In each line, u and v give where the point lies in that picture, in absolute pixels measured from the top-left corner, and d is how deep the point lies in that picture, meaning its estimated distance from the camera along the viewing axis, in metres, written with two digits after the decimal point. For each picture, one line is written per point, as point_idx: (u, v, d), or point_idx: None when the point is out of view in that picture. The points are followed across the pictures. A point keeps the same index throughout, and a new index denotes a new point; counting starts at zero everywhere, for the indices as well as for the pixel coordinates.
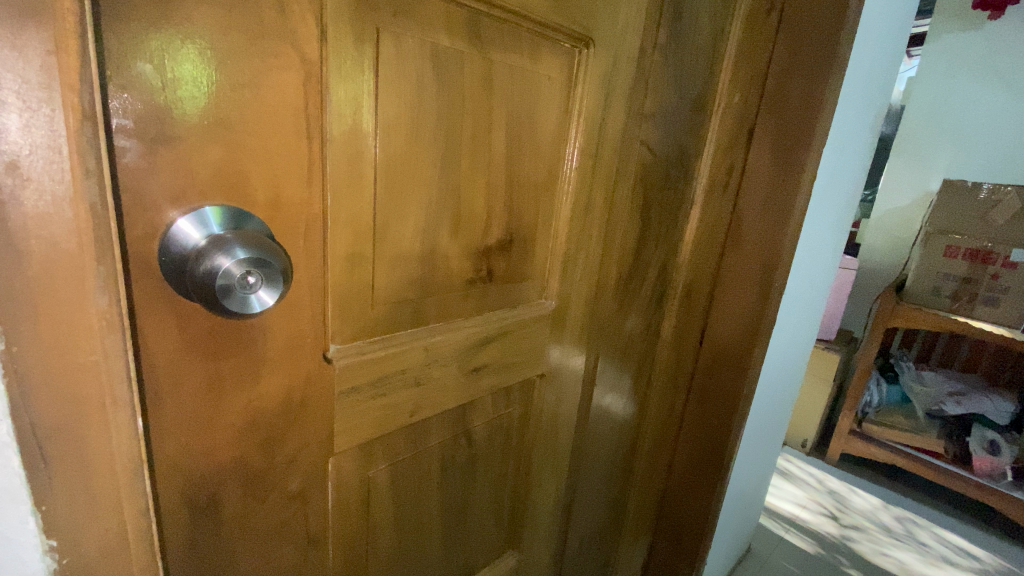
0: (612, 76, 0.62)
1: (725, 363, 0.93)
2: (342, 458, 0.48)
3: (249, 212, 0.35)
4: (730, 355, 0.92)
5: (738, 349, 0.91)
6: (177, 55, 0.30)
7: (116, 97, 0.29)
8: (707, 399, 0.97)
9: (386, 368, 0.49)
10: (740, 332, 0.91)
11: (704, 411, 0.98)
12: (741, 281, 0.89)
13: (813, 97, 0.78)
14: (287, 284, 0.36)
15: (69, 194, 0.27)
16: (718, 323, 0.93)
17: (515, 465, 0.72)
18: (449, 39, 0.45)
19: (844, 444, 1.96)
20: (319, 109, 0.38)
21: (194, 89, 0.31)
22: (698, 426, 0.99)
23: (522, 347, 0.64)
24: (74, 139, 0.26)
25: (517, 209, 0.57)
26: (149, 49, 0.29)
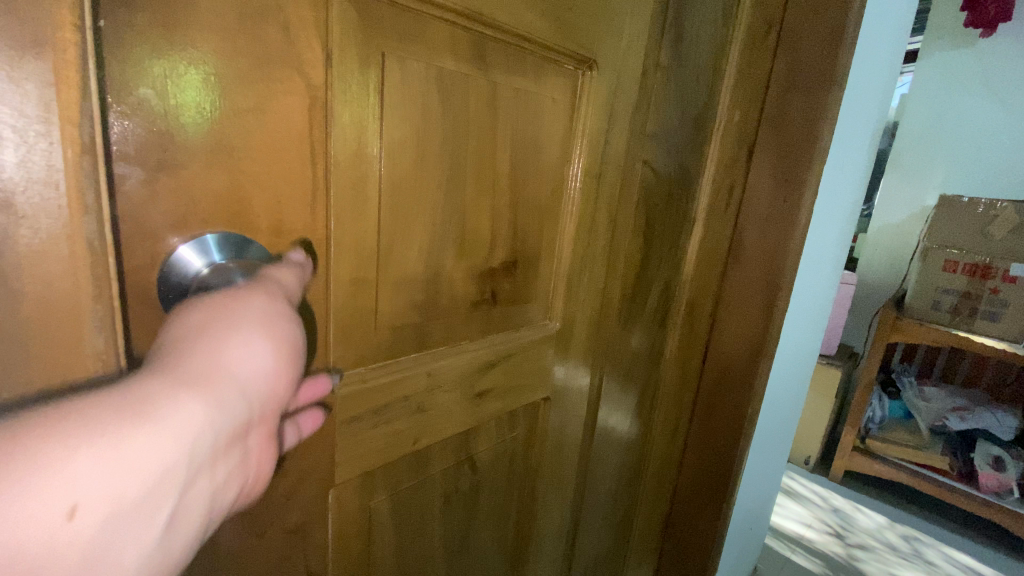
0: (616, 96, 0.61)
1: (731, 381, 0.92)
2: (343, 489, 0.47)
3: (251, 238, 0.35)
4: (736, 373, 0.92)
5: (744, 367, 0.90)
6: (184, 81, 0.30)
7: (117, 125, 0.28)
8: (712, 418, 0.96)
9: (389, 395, 0.47)
10: (746, 350, 0.90)
11: (711, 430, 0.96)
12: (745, 300, 0.89)
13: (812, 115, 0.78)
14: None
15: (67, 231, 0.26)
16: (722, 341, 0.92)
17: (520, 492, 0.70)
18: (455, 63, 0.44)
19: (848, 461, 1.93)
20: (323, 133, 0.37)
21: (198, 116, 0.31)
22: (703, 446, 0.98)
23: (527, 368, 0.63)
24: (72, 174, 0.25)
25: (522, 231, 0.56)
26: (154, 78, 0.29)
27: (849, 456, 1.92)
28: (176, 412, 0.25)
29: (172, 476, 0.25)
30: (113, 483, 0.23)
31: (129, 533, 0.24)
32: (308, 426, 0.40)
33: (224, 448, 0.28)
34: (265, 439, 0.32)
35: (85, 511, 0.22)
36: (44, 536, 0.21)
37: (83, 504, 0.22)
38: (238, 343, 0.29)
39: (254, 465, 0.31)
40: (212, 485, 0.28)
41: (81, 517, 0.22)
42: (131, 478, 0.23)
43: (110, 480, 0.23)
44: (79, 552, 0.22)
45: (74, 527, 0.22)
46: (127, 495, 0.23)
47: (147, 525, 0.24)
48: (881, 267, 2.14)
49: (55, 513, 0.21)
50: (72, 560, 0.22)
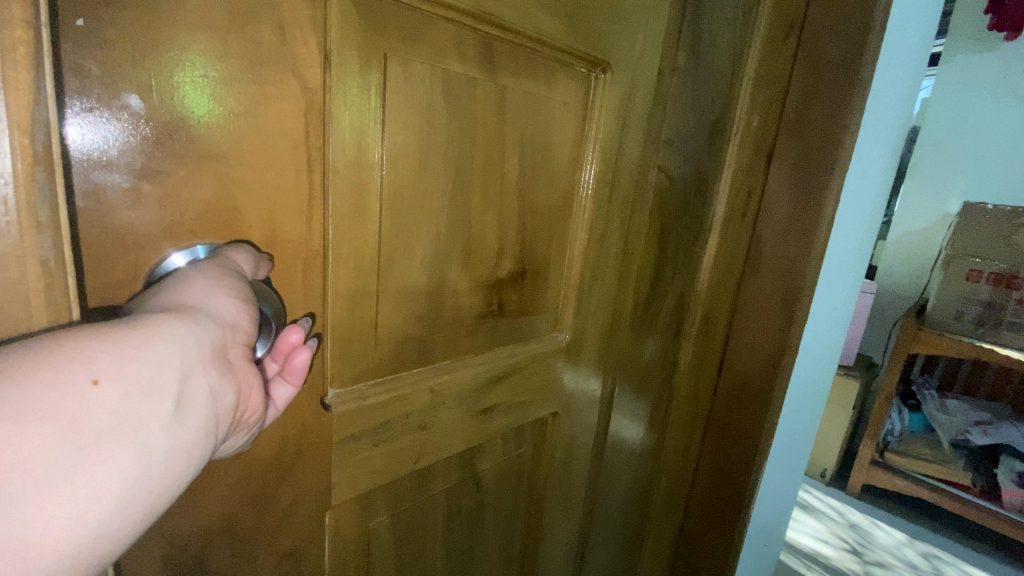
0: (631, 99, 0.59)
1: (747, 395, 0.89)
2: (340, 510, 0.45)
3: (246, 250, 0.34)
4: (752, 387, 0.89)
5: (760, 381, 0.88)
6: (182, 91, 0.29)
7: (97, 131, 0.27)
8: (727, 433, 0.93)
9: (389, 413, 0.45)
10: (763, 362, 0.87)
11: (725, 445, 0.93)
12: (761, 310, 0.86)
13: (833, 121, 0.76)
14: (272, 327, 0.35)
15: (19, 250, 0.23)
16: (738, 353, 0.90)
17: (526, 510, 0.67)
18: (461, 65, 0.42)
19: (866, 475, 1.87)
20: (320, 139, 0.35)
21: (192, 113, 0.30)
22: (717, 461, 0.95)
23: (534, 383, 0.60)
24: (23, 187, 0.22)
25: (531, 239, 0.54)
26: (124, 79, 0.27)
27: (867, 469, 1.86)
28: (172, 315, 0.27)
29: (177, 364, 0.26)
30: (124, 362, 0.24)
31: (141, 412, 0.24)
32: (298, 369, 0.34)
33: (227, 352, 0.29)
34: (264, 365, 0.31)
35: (102, 382, 0.23)
36: (66, 401, 0.22)
37: (100, 375, 0.23)
38: (220, 276, 0.30)
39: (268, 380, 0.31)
40: (225, 387, 0.28)
41: (99, 390, 0.23)
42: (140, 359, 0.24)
43: (120, 359, 0.24)
44: (96, 420, 0.23)
45: (93, 397, 0.23)
46: (138, 375, 0.24)
47: (160, 407, 0.25)
48: (901, 276, 2.08)
49: (73, 379, 0.22)
50: (89, 430, 0.23)
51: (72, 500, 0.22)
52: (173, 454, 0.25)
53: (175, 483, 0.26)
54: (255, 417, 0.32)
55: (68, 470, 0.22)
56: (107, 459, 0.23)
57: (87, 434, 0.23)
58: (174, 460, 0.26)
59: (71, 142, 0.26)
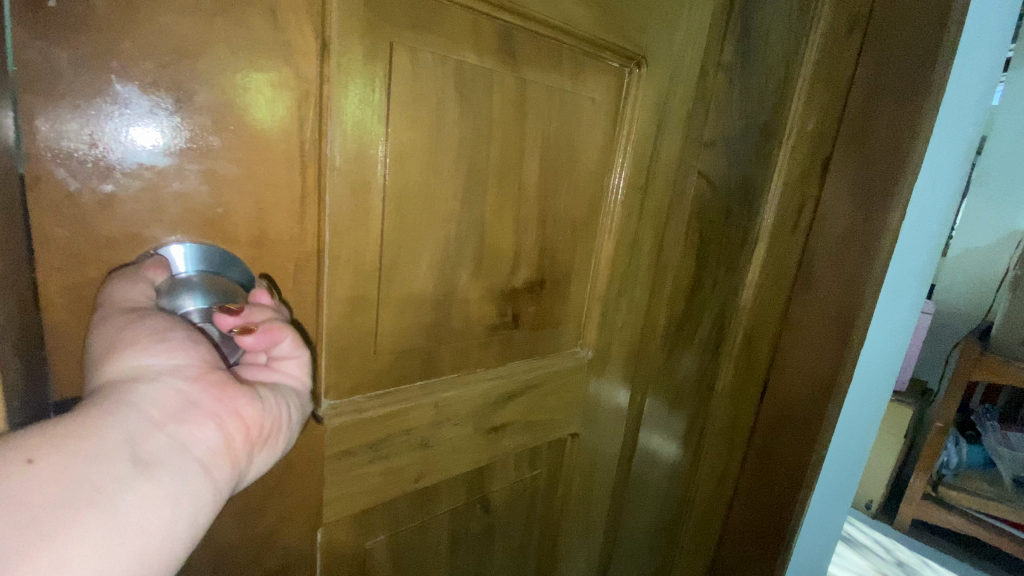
0: (669, 97, 0.54)
1: (793, 421, 0.83)
2: (334, 528, 0.42)
3: (235, 254, 0.32)
4: (799, 414, 0.82)
5: (807, 407, 0.81)
6: (167, 77, 0.27)
7: (87, 120, 0.26)
8: (768, 461, 0.86)
9: (389, 428, 0.42)
10: (810, 388, 0.81)
11: (764, 475, 0.86)
12: (813, 330, 0.80)
13: (902, 127, 0.70)
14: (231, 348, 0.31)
15: None
16: (784, 377, 0.83)
17: (541, 536, 0.63)
18: (476, 56, 0.39)
19: (916, 509, 1.71)
20: (316, 133, 0.33)
21: (189, 102, 0.28)
22: (754, 492, 0.88)
23: (552, 402, 0.56)
24: None
25: (552, 246, 0.50)
26: (95, 65, 0.25)
27: (917, 503, 1.71)
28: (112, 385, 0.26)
29: (119, 427, 0.25)
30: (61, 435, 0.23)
31: (97, 477, 0.23)
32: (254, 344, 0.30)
33: (185, 398, 0.28)
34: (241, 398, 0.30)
35: (40, 458, 0.22)
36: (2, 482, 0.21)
37: (36, 453, 0.22)
38: (141, 315, 0.27)
39: (251, 403, 0.30)
40: (193, 432, 0.27)
41: (40, 465, 0.22)
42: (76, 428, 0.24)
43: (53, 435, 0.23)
44: (43, 496, 0.22)
45: (35, 473, 0.22)
46: (79, 444, 0.24)
47: (116, 468, 0.24)
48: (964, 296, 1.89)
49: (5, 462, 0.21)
50: (40, 505, 0.22)
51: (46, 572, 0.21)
52: (149, 508, 0.24)
53: (167, 532, 0.25)
54: (257, 446, 0.31)
55: (29, 545, 0.21)
56: (71, 527, 0.22)
57: (36, 511, 0.21)
58: (154, 513, 0.24)
59: (23, 129, 0.25)
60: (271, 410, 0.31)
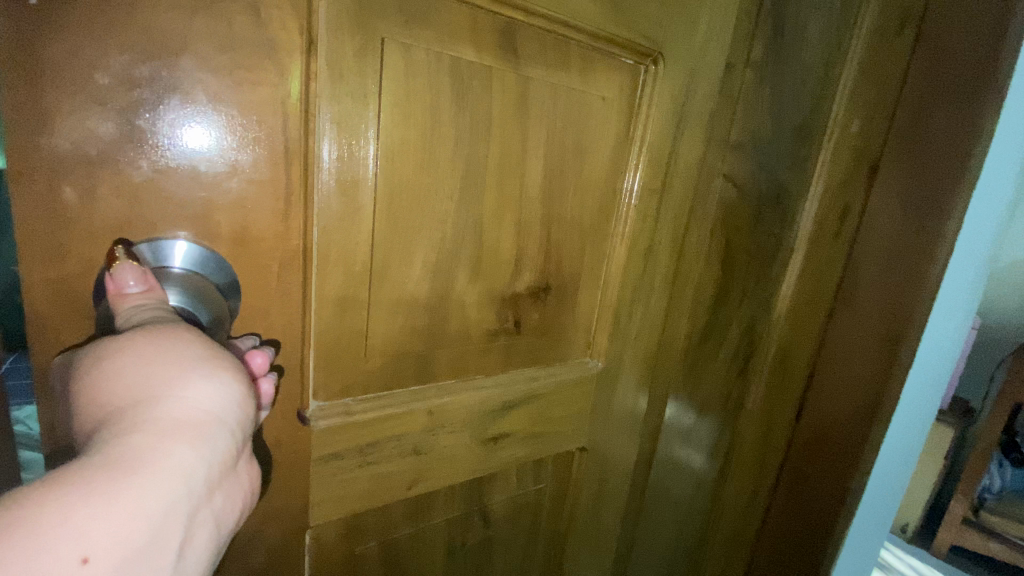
0: (689, 95, 0.51)
1: (831, 448, 0.77)
2: (323, 532, 0.42)
3: (217, 254, 0.32)
4: (839, 439, 0.76)
5: (848, 434, 0.75)
6: (149, 73, 0.27)
7: (63, 114, 0.26)
8: (802, 488, 0.80)
9: (379, 433, 0.41)
10: (852, 412, 0.74)
11: (798, 502, 0.81)
12: (857, 350, 0.73)
13: (958, 128, 0.63)
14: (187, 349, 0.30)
15: None
16: (823, 400, 0.77)
17: (546, 551, 0.60)
18: (476, 53, 0.38)
19: (955, 535, 1.54)
20: (302, 130, 0.32)
21: (168, 99, 0.28)
22: (787, 519, 0.82)
23: (558, 414, 0.53)
24: None
25: (557, 250, 0.48)
26: (78, 65, 0.26)
27: (957, 529, 1.53)
28: (162, 444, 0.24)
29: (169, 508, 0.23)
30: (124, 514, 0.21)
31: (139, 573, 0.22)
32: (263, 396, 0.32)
33: (222, 470, 0.27)
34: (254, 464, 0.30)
35: (93, 557, 0.20)
36: None
37: (90, 551, 0.20)
38: (198, 373, 0.26)
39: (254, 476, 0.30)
40: (218, 504, 0.27)
41: (94, 566, 0.20)
42: (139, 507, 0.22)
43: (110, 521, 0.21)
44: None
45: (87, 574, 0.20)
46: (133, 535, 0.22)
47: (157, 561, 0.23)
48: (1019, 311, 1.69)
49: (63, 563, 0.19)
50: None
51: None
52: None
53: None
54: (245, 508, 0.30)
55: None
56: None
57: None
58: None
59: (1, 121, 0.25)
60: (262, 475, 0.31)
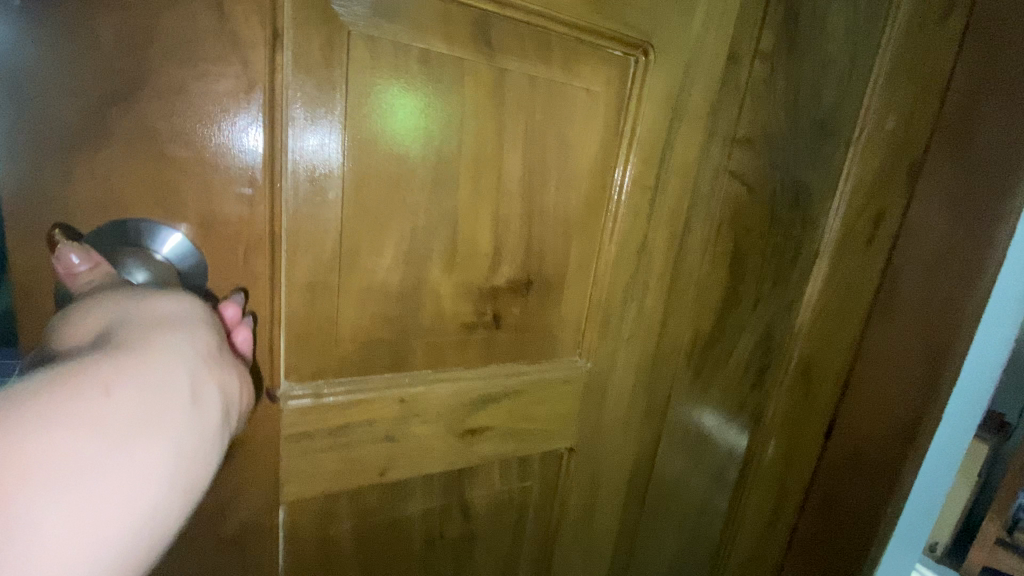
0: (687, 87, 0.49)
1: (866, 464, 0.75)
2: (296, 509, 0.43)
3: (186, 238, 0.34)
4: (874, 456, 0.73)
5: (883, 450, 0.72)
6: (121, 65, 0.29)
7: (44, 103, 0.29)
8: (834, 503, 0.78)
9: (351, 416, 0.43)
10: (887, 427, 0.72)
11: (829, 517, 0.79)
12: (894, 363, 0.71)
13: (1009, 130, 0.60)
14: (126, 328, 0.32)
15: None
16: (856, 412, 0.76)
17: (533, 552, 0.59)
18: (447, 45, 0.38)
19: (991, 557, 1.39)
20: (268, 120, 0.34)
21: (140, 89, 0.30)
22: (817, 533, 0.81)
23: (543, 412, 0.53)
24: None
25: (539, 244, 0.47)
26: (56, 66, 0.28)
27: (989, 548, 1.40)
28: (154, 327, 0.27)
29: (174, 363, 0.26)
30: (128, 367, 0.24)
31: (163, 408, 0.24)
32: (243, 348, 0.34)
33: (219, 355, 0.29)
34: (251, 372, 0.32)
35: (112, 388, 0.23)
36: (83, 406, 0.22)
37: (109, 383, 0.23)
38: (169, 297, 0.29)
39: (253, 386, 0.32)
40: (227, 384, 0.29)
41: (116, 392, 0.23)
42: (144, 364, 0.25)
43: (121, 368, 0.24)
44: (121, 414, 0.23)
45: (112, 400, 0.23)
46: (144, 375, 0.24)
47: (178, 402, 0.25)
48: None
49: (84, 389, 0.22)
50: (118, 424, 0.22)
51: (120, 483, 0.22)
52: (198, 442, 0.26)
53: (204, 461, 0.26)
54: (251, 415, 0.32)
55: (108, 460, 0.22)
56: (140, 450, 0.23)
57: (114, 427, 0.22)
58: (200, 450, 0.26)
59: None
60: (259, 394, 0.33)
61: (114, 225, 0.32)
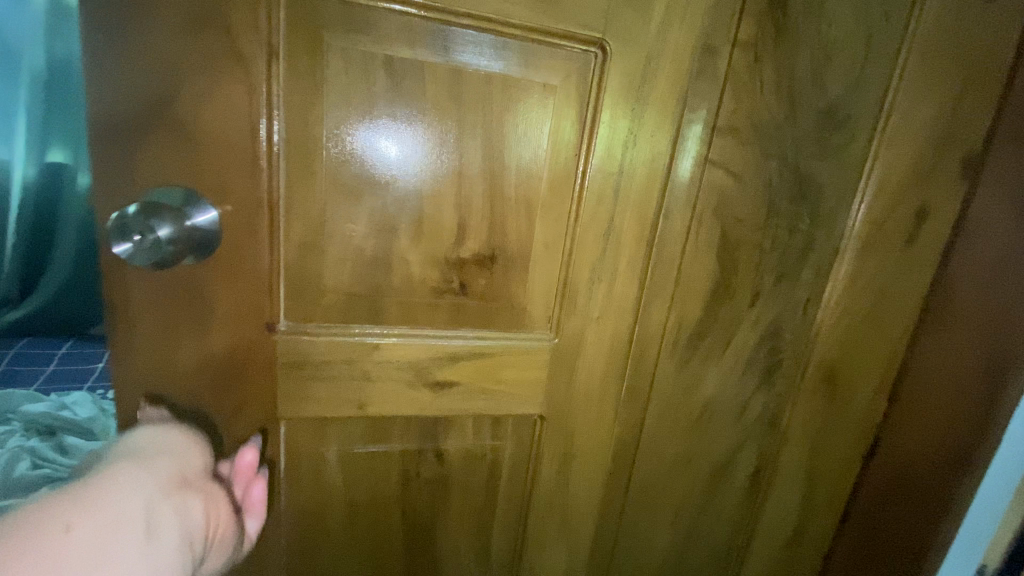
0: (650, 78, 0.51)
1: (918, 475, 0.70)
2: (293, 425, 0.55)
3: (207, 203, 0.45)
4: (927, 466, 0.69)
5: (939, 460, 0.68)
6: (161, 75, 0.41)
7: (109, 100, 0.41)
8: (880, 515, 0.74)
9: (333, 355, 0.53)
10: (942, 436, 0.67)
11: (876, 532, 0.75)
12: (952, 369, 0.67)
13: None
14: (146, 260, 0.41)
15: None
16: (906, 421, 0.72)
17: (507, 508, 0.65)
18: (410, 51, 0.46)
19: None
20: (266, 114, 0.45)
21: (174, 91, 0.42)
22: (860, 547, 0.77)
23: (511, 377, 0.58)
24: None
25: (501, 222, 0.53)
26: (121, 76, 0.40)
27: None
28: (117, 472, 0.33)
29: (130, 497, 0.32)
30: (97, 506, 0.30)
31: (122, 538, 0.30)
32: (245, 467, 0.47)
33: (177, 486, 0.36)
34: (212, 491, 0.39)
35: (73, 526, 0.28)
36: (47, 547, 0.27)
37: (72, 522, 0.29)
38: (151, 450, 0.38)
39: (215, 504, 0.38)
40: (186, 508, 0.35)
41: (77, 527, 0.29)
42: (105, 497, 0.31)
43: (83, 506, 0.30)
44: (83, 551, 0.28)
45: (70, 537, 0.28)
46: (104, 510, 0.30)
47: (136, 534, 0.31)
48: None
49: (51, 529, 0.28)
50: (78, 555, 0.28)
51: None
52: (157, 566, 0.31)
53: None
54: (215, 540, 0.38)
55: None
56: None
57: (76, 562, 0.27)
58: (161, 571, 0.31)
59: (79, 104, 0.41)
60: (226, 516, 0.39)
61: (189, 194, 0.44)
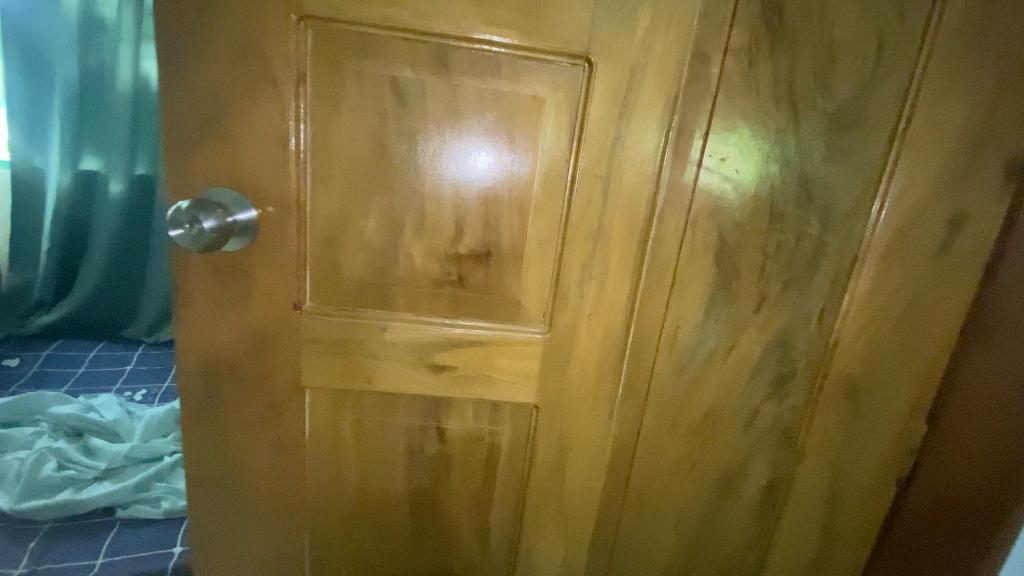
0: (636, 87, 0.54)
1: (962, 503, 0.64)
2: (314, 393, 0.63)
3: (247, 201, 0.55)
4: (974, 494, 0.63)
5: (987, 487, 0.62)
6: (217, 98, 0.52)
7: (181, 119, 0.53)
8: (918, 545, 0.69)
9: (347, 333, 0.61)
10: (991, 462, 0.62)
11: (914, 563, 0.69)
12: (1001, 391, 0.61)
13: None
14: (196, 246, 0.51)
15: None
16: (947, 445, 0.66)
17: (505, 491, 0.69)
18: (413, 70, 0.53)
19: None
20: (294, 128, 0.54)
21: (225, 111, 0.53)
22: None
23: (506, 366, 0.63)
24: None
25: (496, 221, 0.58)
26: (188, 104, 0.52)
27: None
28: None
29: None
30: None
31: None
32: None
33: None
34: None
35: None
36: None
37: None
38: None
39: None
40: None
41: None
42: None
43: None
44: None
45: None
46: None
47: None
48: None
49: None
50: None
51: None
52: None
53: None
54: None
55: None
56: None
57: None
58: None
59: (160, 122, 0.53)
60: None
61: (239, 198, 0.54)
